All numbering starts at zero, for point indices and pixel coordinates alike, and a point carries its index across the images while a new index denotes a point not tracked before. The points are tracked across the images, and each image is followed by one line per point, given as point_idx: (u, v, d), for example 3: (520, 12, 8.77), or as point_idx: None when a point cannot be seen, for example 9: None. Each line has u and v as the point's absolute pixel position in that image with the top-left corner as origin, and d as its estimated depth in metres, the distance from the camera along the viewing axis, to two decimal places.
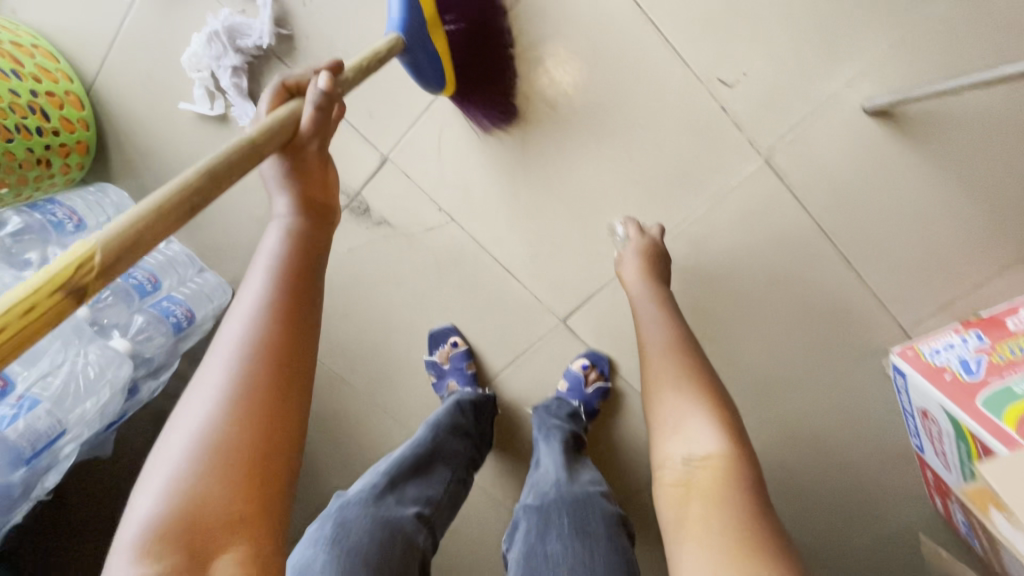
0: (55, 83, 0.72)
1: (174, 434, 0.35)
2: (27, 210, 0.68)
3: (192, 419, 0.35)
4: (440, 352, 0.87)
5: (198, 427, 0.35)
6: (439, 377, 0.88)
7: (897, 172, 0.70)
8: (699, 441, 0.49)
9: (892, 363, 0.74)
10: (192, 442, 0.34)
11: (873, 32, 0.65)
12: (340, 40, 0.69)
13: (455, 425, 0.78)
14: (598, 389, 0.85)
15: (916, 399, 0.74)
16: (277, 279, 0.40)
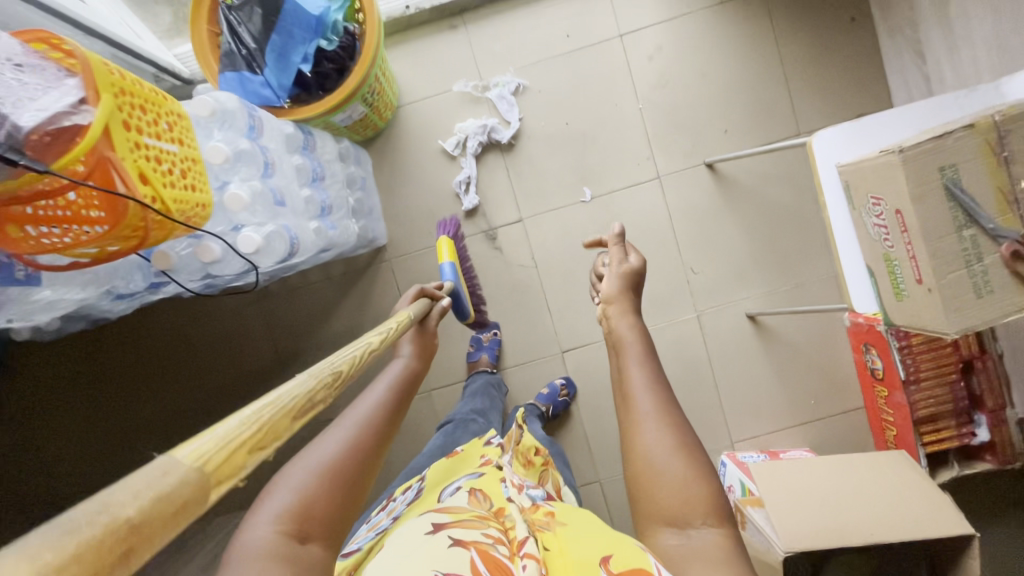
0: (393, 99, 1.31)
1: (305, 460, 0.57)
2: (348, 144, 1.21)
3: (321, 453, 0.58)
4: (485, 334, 1.38)
5: (324, 458, 0.57)
6: (477, 348, 1.38)
7: (750, 351, 1.39)
8: (695, 520, 0.57)
9: (722, 458, 1.33)
10: (316, 469, 0.56)
11: (762, 283, 1.37)
12: (535, 159, 1.37)
13: (491, 388, 1.28)
14: (564, 401, 1.37)
15: (728, 478, 1.29)
16: (399, 379, 0.71)
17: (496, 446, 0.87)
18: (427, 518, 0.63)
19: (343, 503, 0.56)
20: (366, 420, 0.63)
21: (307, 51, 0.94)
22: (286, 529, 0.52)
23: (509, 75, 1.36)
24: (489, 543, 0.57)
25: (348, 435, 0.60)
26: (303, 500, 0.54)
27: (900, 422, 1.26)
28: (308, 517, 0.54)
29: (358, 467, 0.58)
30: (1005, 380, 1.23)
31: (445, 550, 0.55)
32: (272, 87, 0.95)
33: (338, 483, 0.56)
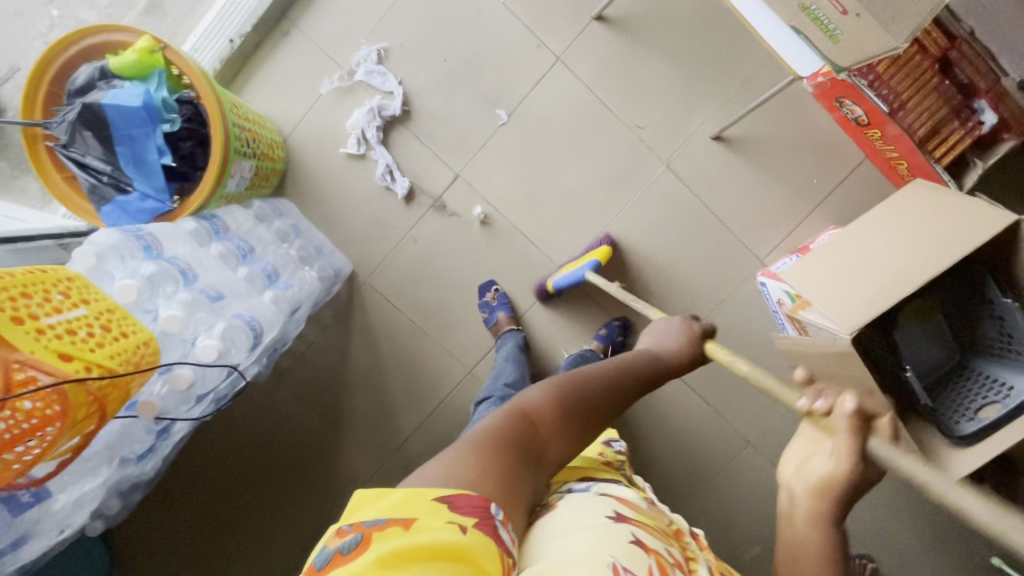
0: (273, 135, 1.24)
1: (565, 377, 0.72)
2: (262, 203, 1.18)
3: (578, 376, 0.73)
4: (489, 295, 1.36)
5: (578, 379, 0.72)
6: (490, 311, 1.34)
7: (732, 169, 1.33)
8: None
9: (759, 279, 1.28)
10: (570, 385, 0.71)
11: (709, 99, 1.29)
12: (436, 112, 1.29)
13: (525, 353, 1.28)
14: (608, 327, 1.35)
15: (774, 293, 1.23)
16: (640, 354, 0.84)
17: (614, 453, 1.01)
18: (610, 504, 0.75)
19: (582, 432, 0.68)
20: (614, 371, 0.75)
21: (157, 143, 0.89)
22: (538, 414, 0.66)
23: (364, 47, 1.25)
24: (669, 563, 0.68)
25: (603, 378, 0.73)
26: (558, 406, 0.67)
27: (905, 152, 1.20)
28: (555, 419, 0.67)
29: (600, 411, 0.70)
30: (985, 52, 1.16)
31: (625, 546, 0.65)
32: (151, 195, 0.91)
33: (585, 411, 0.69)
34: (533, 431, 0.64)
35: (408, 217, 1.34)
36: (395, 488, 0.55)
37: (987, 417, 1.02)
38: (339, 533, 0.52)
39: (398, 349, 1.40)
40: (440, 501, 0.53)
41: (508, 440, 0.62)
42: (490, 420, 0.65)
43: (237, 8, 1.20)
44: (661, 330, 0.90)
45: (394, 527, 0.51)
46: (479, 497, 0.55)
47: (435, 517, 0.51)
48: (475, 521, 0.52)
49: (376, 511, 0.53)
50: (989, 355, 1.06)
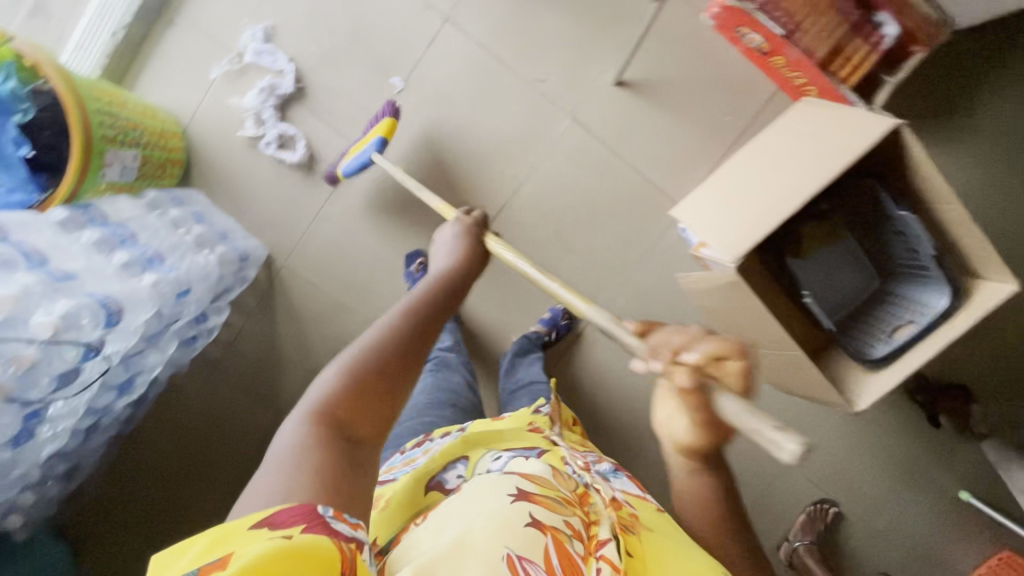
0: (165, 123, 1.23)
1: (355, 344, 0.64)
2: (158, 192, 1.18)
3: (368, 334, 0.66)
4: (414, 266, 1.31)
5: (370, 340, 0.65)
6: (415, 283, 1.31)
7: (641, 115, 1.29)
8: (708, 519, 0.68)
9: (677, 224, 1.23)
10: (362, 349, 0.63)
11: (608, 45, 1.26)
12: (331, 87, 1.27)
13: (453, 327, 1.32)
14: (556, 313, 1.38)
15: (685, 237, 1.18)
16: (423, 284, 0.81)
17: (545, 417, 0.96)
18: (512, 481, 0.65)
19: (395, 397, 0.62)
20: (401, 316, 0.70)
21: (12, 134, 0.90)
22: (332, 400, 0.58)
23: (249, 27, 1.24)
24: (568, 535, 0.58)
25: (398, 332, 0.66)
26: (350, 391, 0.59)
27: (807, 74, 1.16)
28: (351, 398, 0.58)
29: (407, 361, 0.65)
30: None
31: (520, 530, 0.56)
32: (18, 189, 0.92)
33: (386, 371, 0.62)
34: (339, 426, 0.56)
35: (316, 195, 1.33)
36: (202, 533, 0.44)
37: (900, 339, 0.99)
38: None
39: (324, 331, 1.40)
40: (257, 526, 0.43)
41: (313, 452, 0.52)
42: (286, 436, 0.54)
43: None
44: (445, 245, 0.96)
45: (207, 575, 0.40)
46: (301, 505, 0.46)
47: (253, 543, 0.42)
48: (301, 527, 0.44)
49: (184, 567, 0.42)
50: (904, 278, 1.03)
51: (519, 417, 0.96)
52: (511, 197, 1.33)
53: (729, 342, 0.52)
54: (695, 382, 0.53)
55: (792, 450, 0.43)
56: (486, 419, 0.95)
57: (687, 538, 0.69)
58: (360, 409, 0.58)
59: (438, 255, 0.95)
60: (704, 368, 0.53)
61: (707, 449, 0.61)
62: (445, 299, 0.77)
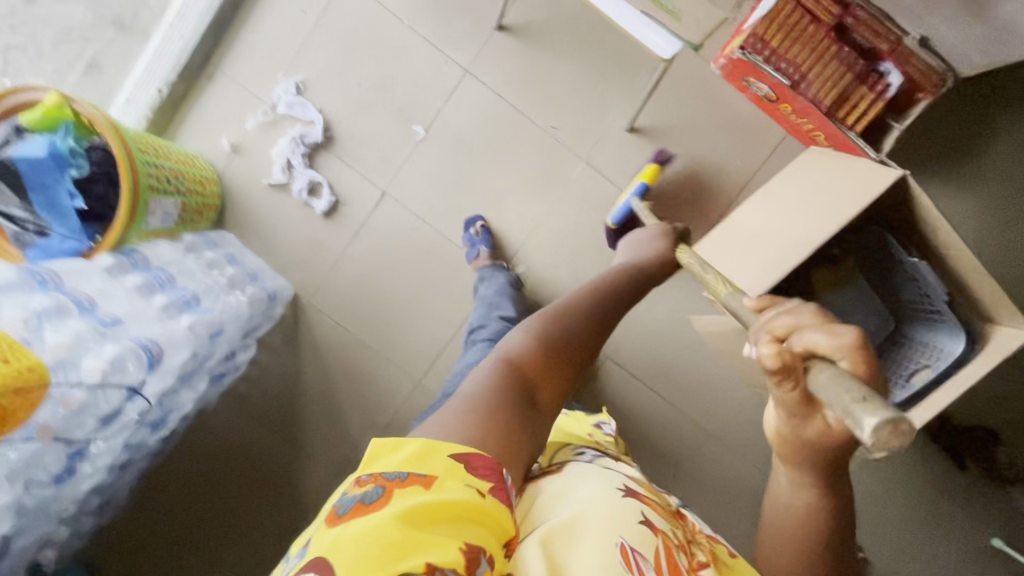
0: (202, 170, 1.30)
1: (534, 318, 0.71)
2: (194, 235, 1.24)
3: (545, 313, 0.73)
4: (473, 229, 1.34)
5: (547, 318, 0.71)
6: (473, 245, 1.33)
7: (652, 160, 1.34)
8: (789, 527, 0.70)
9: None
10: (541, 324, 0.70)
11: (619, 94, 1.31)
12: (357, 136, 1.35)
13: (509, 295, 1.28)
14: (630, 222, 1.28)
15: None
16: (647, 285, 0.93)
17: (605, 433, 0.96)
18: (620, 479, 0.74)
19: (570, 370, 0.67)
20: (579, 303, 0.77)
21: (68, 187, 0.96)
22: (523, 364, 0.63)
23: (283, 81, 1.32)
24: (673, 545, 0.66)
25: (577, 317, 0.73)
26: (539, 352, 0.65)
27: (812, 118, 1.17)
28: (534, 366, 0.64)
29: (584, 342, 0.71)
30: (881, 15, 1.13)
31: (636, 527, 0.64)
32: (70, 237, 0.98)
33: (566, 349, 0.68)
34: (522, 377, 0.62)
35: (342, 237, 1.39)
36: (411, 440, 0.52)
37: (916, 383, 1.00)
38: (358, 484, 0.51)
39: (346, 366, 1.44)
40: (455, 460, 0.51)
41: (499, 390, 0.59)
42: (480, 374, 0.62)
43: (162, 58, 1.29)
44: (639, 242, 1.06)
45: (414, 484, 0.49)
46: (493, 459, 0.53)
47: (456, 481, 0.49)
48: (491, 485, 0.51)
49: (395, 465, 0.51)
50: (921, 322, 1.03)
51: (581, 422, 1.00)
52: (528, 239, 1.37)
53: (846, 329, 0.48)
54: (796, 358, 0.50)
55: (870, 425, 0.40)
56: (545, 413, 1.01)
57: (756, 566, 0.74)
58: (540, 376, 0.63)
59: (626, 257, 1.04)
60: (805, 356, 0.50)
61: (817, 446, 0.58)
62: (625, 304, 0.83)
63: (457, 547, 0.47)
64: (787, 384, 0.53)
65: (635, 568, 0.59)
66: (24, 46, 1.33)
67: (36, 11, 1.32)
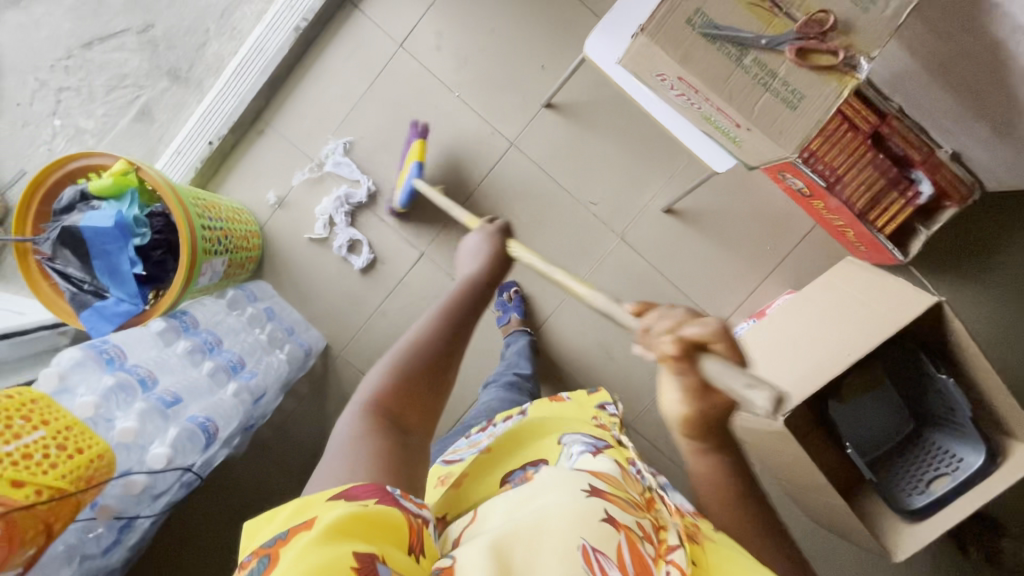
0: (246, 222, 1.32)
1: (389, 352, 0.71)
2: (237, 290, 1.26)
3: (400, 340, 0.72)
4: (506, 294, 1.41)
5: (397, 350, 0.70)
6: (504, 311, 1.39)
7: (686, 239, 1.38)
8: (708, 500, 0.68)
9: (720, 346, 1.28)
10: (388, 359, 0.69)
11: (658, 176, 1.36)
12: (400, 197, 1.38)
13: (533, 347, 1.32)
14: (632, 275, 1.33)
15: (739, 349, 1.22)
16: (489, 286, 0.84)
17: (610, 415, 0.94)
18: (583, 478, 0.62)
19: (436, 392, 0.69)
20: (432, 318, 0.75)
21: (129, 255, 0.98)
22: (377, 405, 0.64)
23: (332, 141, 1.35)
24: (639, 536, 0.56)
25: (428, 340, 0.72)
26: (397, 389, 0.66)
27: (847, 221, 1.21)
28: (387, 403, 0.64)
29: (445, 356, 0.71)
30: (917, 129, 1.19)
31: (598, 524, 0.54)
32: (126, 300, 1.00)
33: (413, 375, 0.68)
34: (388, 417, 0.63)
35: (377, 293, 1.41)
36: (285, 503, 0.50)
37: (937, 491, 1.03)
38: (241, 567, 0.46)
39: None
40: (333, 496, 0.50)
41: (365, 439, 0.59)
42: (347, 426, 0.61)
43: (215, 114, 1.31)
44: (472, 249, 0.90)
45: (297, 532, 0.46)
46: (370, 483, 0.52)
47: (335, 508, 0.48)
48: (374, 500, 0.50)
49: (276, 528, 0.48)
50: (945, 430, 1.07)
51: (584, 407, 0.97)
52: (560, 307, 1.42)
53: (711, 320, 0.52)
54: (689, 354, 0.51)
55: (762, 404, 0.40)
56: (547, 402, 0.96)
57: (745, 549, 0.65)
58: (400, 412, 0.64)
59: (463, 262, 0.90)
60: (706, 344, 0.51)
61: (714, 413, 0.57)
62: (484, 298, 0.80)
63: (348, 556, 0.43)
64: (681, 369, 0.52)
65: (600, 571, 0.51)
66: (78, 89, 1.35)
67: (93, 56, 1.34)
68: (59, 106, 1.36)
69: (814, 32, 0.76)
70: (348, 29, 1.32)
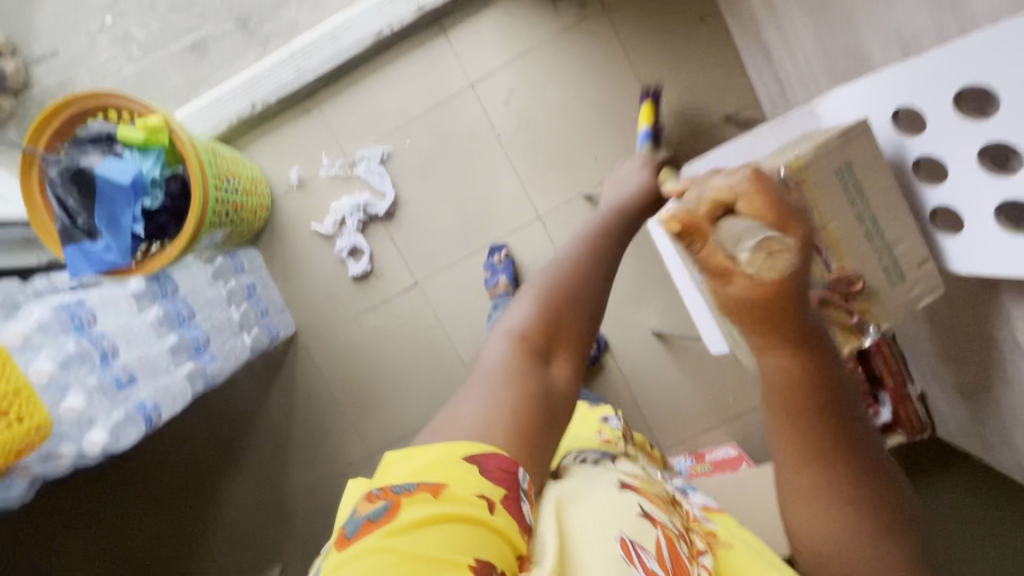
0: (258, 193, 1.29)
1: (526, 290, 0.72)
2: (227, 257, 1.24)
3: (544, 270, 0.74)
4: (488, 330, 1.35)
5: (541, 279, 0.72)
6: None
7: (663, 366, 1.41)
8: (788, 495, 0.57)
9: None
10: (535, 296, 0.70)
11: (660, 300, 1.39)
12: (414, 224, 1.37)
13: None
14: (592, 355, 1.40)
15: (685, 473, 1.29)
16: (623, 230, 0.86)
17: (613, 428, 0.96)
18: (613, 478, 0.71)
19: (587, 323, 0.70)
20: (576, 248, 0.76)
21: (134, 212, 0.96)
22: (531, 335, 0.67)
23: (372, 147, 1.34)
24: (675, 535, 0.63)
25: (569, 275, 0.71)
26: (543, 324, 0.67)
27: None
28: (531, 329, 0.67)
29: (598, 302, 0.71)
30: (901, 358, 1.22)
31: (633, 518, 0.61)
32: (114, 250, 0.97)
33: (561, 302, 0.69)
34: (528, 354, 0.66)
35: (360, 302, 1.40)
36: (424, 452, 0.57)
37: None
38: (369, 499, 0.54)
39: (310, 415, 1.44)
40: (465, 463, 0.56)
41: (514, 375, 0.64)
42: (492, 356, 0.66)
43: (268, 79, 1.29)
44: (624, 178, 1.02)
45: (423, 494, 0.53)
46: (508, 461, 0.58)
47: (458, 497, 0.53)
48: (503, 494, 0.56)
49: (405, 478, 0.55)
50: None
51: (587, 420, 1.00)
52: None
53: (738, 176, 0.50)
54: (708, 225, 0.48)
55: (745, 253, 0.44)
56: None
57: (775, 556, 0.68)
58: (541, 348, 0.66)
59: (611, 187, 1.03)
60: (722, 219, 0.48)
61: (770, 301, 0.45)
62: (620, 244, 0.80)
63: (464, 558, 0.50)
64: (698, 241, 0.48)
65: (639, 561, 0.56)
66: None
67: None
68: (115, 6, 1.31)
69: (840, 291, 0.81)
70: (425, 51, 1.31)
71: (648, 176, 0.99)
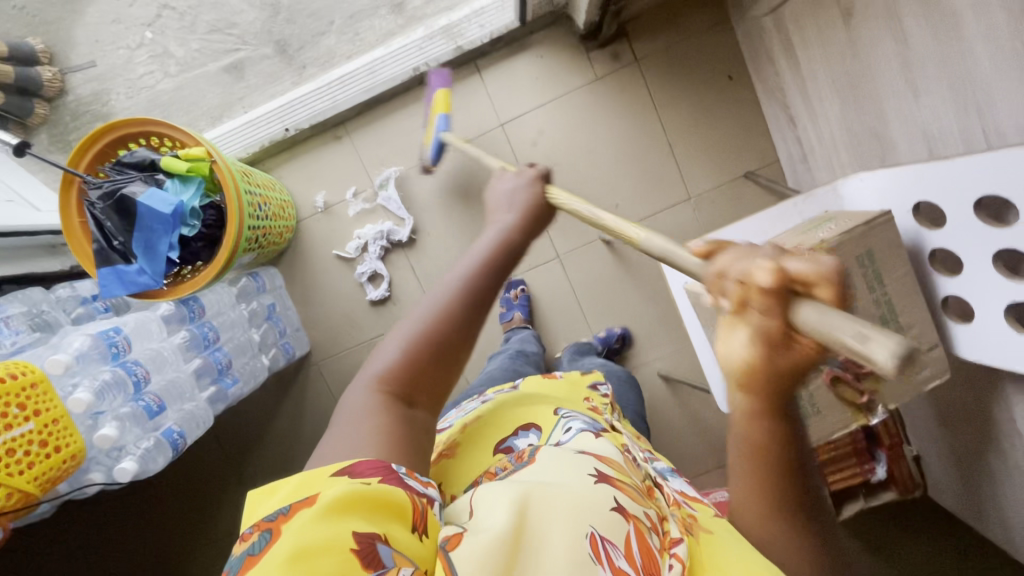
0: (286, 217, 1.32)
1: (403, 321, 0.61)
2: (250, 278, 1.25)
3: (430, 296, 0.62)
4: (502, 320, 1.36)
5: (425, 308, 0.61)
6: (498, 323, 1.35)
7: (668, 410, 1.42)
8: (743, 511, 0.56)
9: None
10: (412, 332, 0.59)
11: (669, 346, 1.41)
12: (433, 253, 1.39)
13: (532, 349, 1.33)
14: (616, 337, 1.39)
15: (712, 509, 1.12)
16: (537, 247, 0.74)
17: (602, 397, 0.89)
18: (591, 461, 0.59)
19: (464, 353, 0.61)
20: (471, 267, 0.64)
21: (171, 240, 0.98)
22: (398, 380, 0.57)
23: (388, 172, 1.36)
24: (647, 527, 0.53)
25: (457, 303, 0.60)
26: (412, 364, 0.57)
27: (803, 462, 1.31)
28: (402, 376, 0.57)
29: (474, 331, 0.61)
30: (900, 421, 1.24)
31: (605, 512, 0.51)
32: (148, 273, 0.98)
33: (438, 342, 0.59)
34: (395, 400, 0.56)
35: (374, 327, 1.42)
36: (289, 477, 0.47)
37: None
38: (242, 539, 0.44)
39: (316, 433, 1.45)
40: (337, 476, 0.46)
41: (376, 424, 0.54)
42: (352, 401, 0.56)
43: (303, 106, 1.31)
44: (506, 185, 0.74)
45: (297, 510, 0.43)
46: (375, 457, 0.49)
47: (335, 485, 0.45)
48: (378, 477, 0.46)
49: (276, 503, 0.45)
50: None
51: (576, 387, 0.91)
52: None
53: (828, 259, 0.39)
54: (784, 296, 0.38)
55: (886, 360, 0.31)
56: (540, 378, 0.93)
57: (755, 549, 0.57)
58: (410, 392, 0.57)
59: (493, 207, 0.73)
60: (795, 282, 0.38)
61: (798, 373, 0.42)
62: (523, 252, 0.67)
63: (347, 538, 0.41)
64: (768, 314, 0.39)
65: (605, 559, 0.47)
66: (183, 14, 1.33)
67: None
68: (156, 21, 1.33)
69: None
70: (458, 89, 1.34)
71: (533, 197, 0.72)
